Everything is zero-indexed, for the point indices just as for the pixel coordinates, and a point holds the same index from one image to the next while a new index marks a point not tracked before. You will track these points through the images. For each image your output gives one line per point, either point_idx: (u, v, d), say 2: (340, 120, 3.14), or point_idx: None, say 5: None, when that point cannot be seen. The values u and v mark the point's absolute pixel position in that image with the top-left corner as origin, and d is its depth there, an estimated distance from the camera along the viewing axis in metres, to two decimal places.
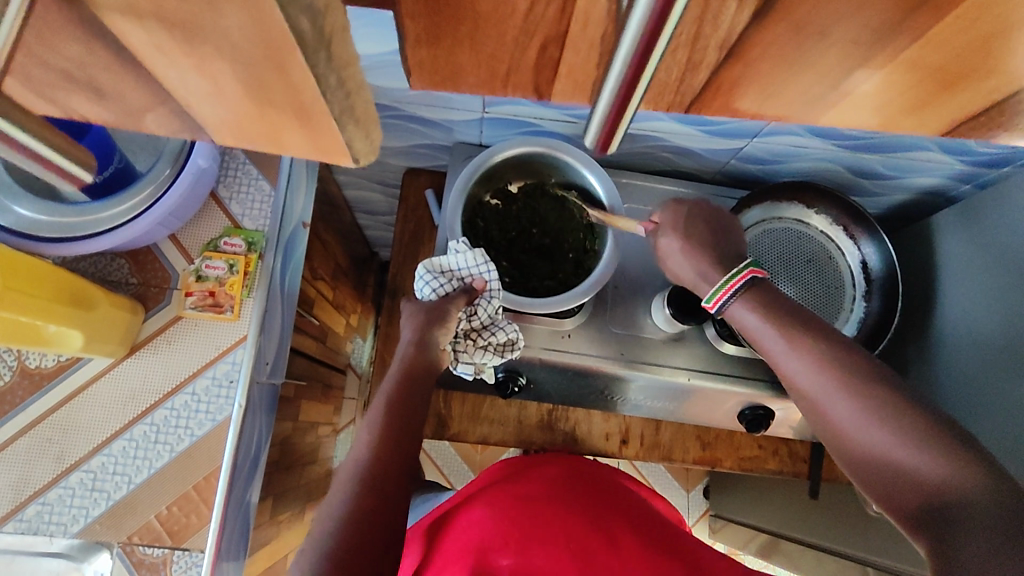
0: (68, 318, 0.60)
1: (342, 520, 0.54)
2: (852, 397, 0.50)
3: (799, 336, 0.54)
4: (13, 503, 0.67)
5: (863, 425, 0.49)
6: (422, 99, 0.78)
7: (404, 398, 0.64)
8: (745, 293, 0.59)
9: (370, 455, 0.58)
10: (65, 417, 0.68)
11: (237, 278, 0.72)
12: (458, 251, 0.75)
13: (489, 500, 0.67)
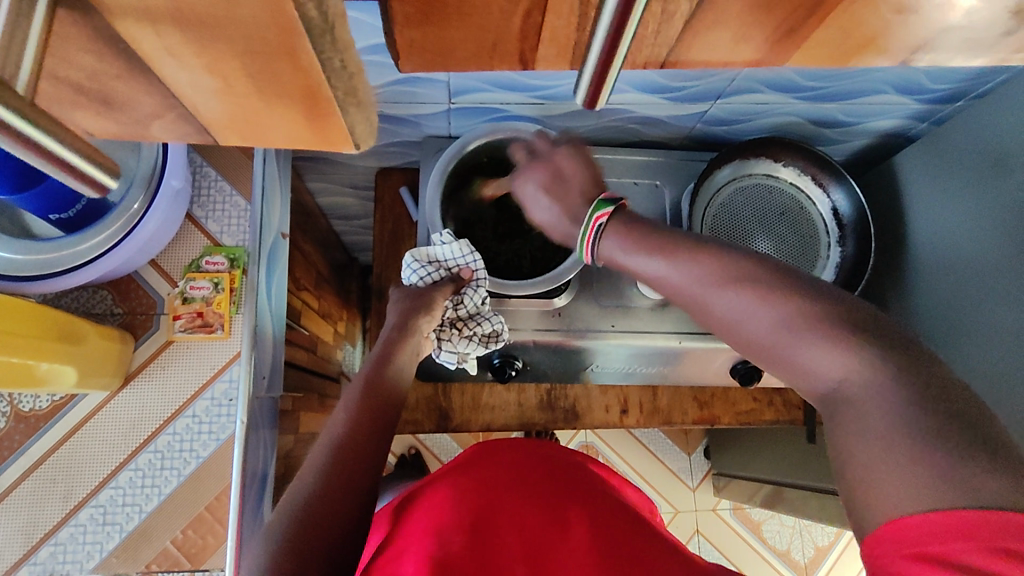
0: (60, 355, 0.60)
1: (315, 484, 0.52)
2: (773, 304, 0.43)
3: (685, 245, 0.49)
4: (25, 547, 0.66)
5: (721, 294, 0.46)
6: (387, 96, 0.79)
7: (387, 384, 0.64)
8: (611, 226, 0.54)
9: (349, 429, 0.57)
10: (69, 454, 0.68)
11: (223, 295, 0.73)
12: (445, 243, 0.76)
13: (451, 487, 0.68)
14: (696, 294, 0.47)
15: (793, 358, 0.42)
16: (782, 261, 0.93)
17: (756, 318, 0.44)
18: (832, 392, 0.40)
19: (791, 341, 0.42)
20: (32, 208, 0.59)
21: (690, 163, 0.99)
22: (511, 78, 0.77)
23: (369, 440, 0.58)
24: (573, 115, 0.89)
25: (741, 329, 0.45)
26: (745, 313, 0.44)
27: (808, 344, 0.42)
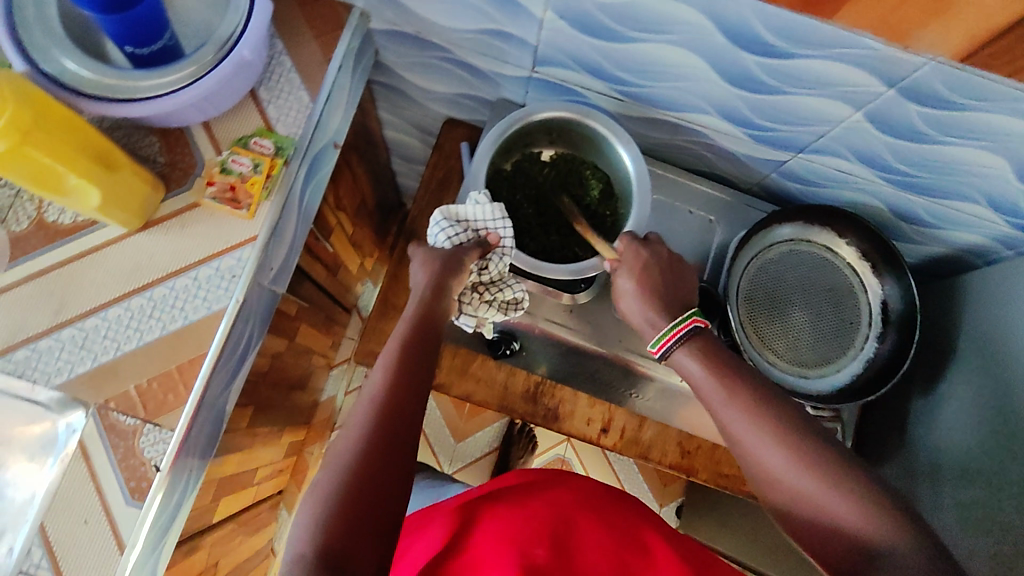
0: (90, 176, 0.62)
1: (353, 457, 0.55)
2: (779, 445, 0.56)
3: (737, 390, 0.60)
4: (4, 344, 0.69)
5: (765, 448, 0.57)
6: (473, 44, 0.81)
7: (418, 337, 0.64)
8: (686, 343, 0.66)
9: (387, 390, 0.59)
10: (70, 272, 0.71)
11: (258, 177, 0.74)
12: (478, 204, 0.75)
13: (523, 503, 0.73)
14: (721, 419, 0.61)
15: (782, 475, 0.55)
16: (812, 337, 0.88)
17: (778, 459, 0.56)
18: (811, 506, 0.54)
19: (796, 478, 0.54)
20: (111, 33, 0.62)
21: (749, 211, 0.96)
22: (598, 63, 0.78)
23: (409, 404, 0.59)
24: (650, 124, 0.88)
25: (767, 471, 0.56)
26: (777, 461, 0.56)
27: (826, 500, 0.53)
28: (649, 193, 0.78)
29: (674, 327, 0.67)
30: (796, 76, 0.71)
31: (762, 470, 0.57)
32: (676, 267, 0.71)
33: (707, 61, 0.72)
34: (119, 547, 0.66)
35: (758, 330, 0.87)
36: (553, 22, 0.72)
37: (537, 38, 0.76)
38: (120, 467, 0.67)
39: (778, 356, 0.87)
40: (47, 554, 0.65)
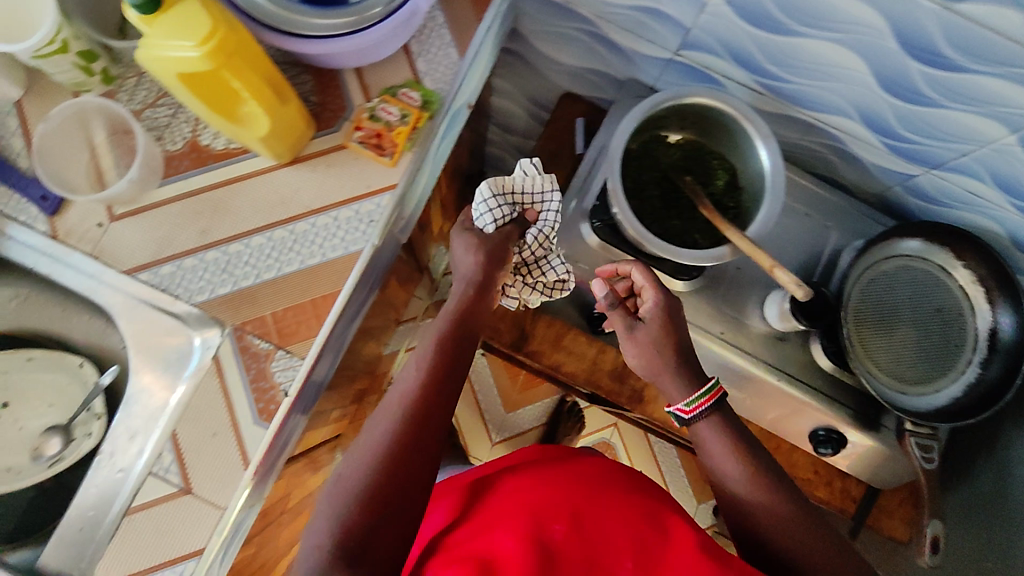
0: (263, 105, 0.63)
1: (382, 453, 0.56)
2: (794, 517, 0.63)
3: (726, 424, 0.69)
4: (152, 257, 0.73)
5: (733, 475, 0.66)
6: (621, 19, 0.80)
7: (456, 339, 0.66)
8: (708, 415, 0.69)
9: (418, 389, 0.60)
10: (218, 196, 0.74)
11: (404, 128, 0.76)
12: (527, 175, 0.76)
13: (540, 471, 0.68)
14: (706, 447, 0.69)
15: (743, 500, 0.65)
16: (916, 354, 0.87)
17: (743, 486, 0.65)
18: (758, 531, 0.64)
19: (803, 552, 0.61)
20: None
21: (866, 221, 0.93)
22: (750, 53, 0.77)
23: (438, 405, 0.60)
24: (783, 120, 0.87)
25: (731, 495, 0.66)
26: (741, 486, 0.65)
27: (773, 529, 0.63)
28: (782, 193, 0.75)
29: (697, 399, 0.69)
30: (959, 91, 0.69)
31: (728, 494, 0.66)
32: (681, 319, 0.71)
33: (870, 64, 0.70)
34: (244, 464, 0.69)
35: (862, 340, 0.87)
36: (718, 7, 0.71)
37: (694, 20, 0.75)
38: (251, 389, 0.70)
39: (878, 369, 0.86)
40: (176, 460, 0.69)
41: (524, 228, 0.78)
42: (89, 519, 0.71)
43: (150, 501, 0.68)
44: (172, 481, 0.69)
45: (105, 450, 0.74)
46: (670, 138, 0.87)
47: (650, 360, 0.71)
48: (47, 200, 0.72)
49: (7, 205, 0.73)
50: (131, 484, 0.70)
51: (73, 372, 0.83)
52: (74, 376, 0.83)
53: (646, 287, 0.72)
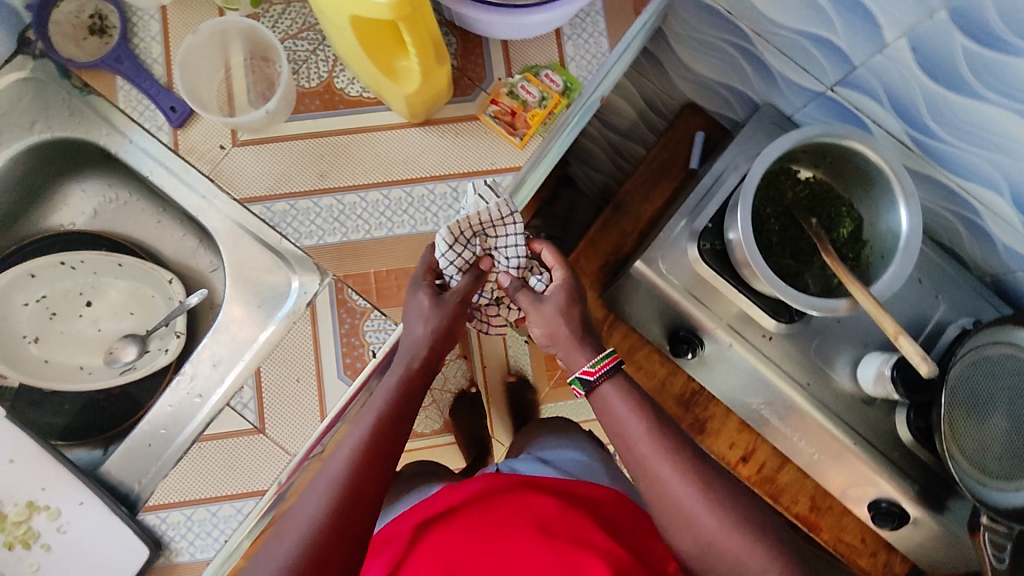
0: (422, 67, 0.62)
1: (302, 540, 0.53)
2: (700, 495, 0.61)
3: (653, 419, 0.64)
4: (267, 191, 0.72)
5: (668, 470, 0.62)
6: (781, 40, 0.76)
7: (393, 417, 0.61)
8: (614, 377, 0.66)
9: (364, 443, 0.58)
10: (343, 142, 0.73)
11: (541, 111, 0.73)
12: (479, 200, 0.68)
13: (461, 531, 0.65)
14: (630, 437, 0.64)
15: (681, 499, 0.61)
16: (1004, 450, 0.80)
17: (679, 483, 0.61)
18: (705, 534, 0.60)
19: (701, 516, 0.60)
20: None
21: (978, 300, 0.88)
22: (914, 104, 0.72)
23: (386, 457, 0.59)
24: (921, 179, 0.83)
25: (665, 490, 0.62)
26: (678, 485, 0.61)
27: (718, 528, 0.59)
28: (915, 259, 0.70)
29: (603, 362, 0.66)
30: None
31: (659, 489, 0.62)
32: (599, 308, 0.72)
33: None
34: (321, 417, 0.68)
35: (953, 424, 0.80)
36: (898, 50, 0.67)
37: (865, 59, 0.71)
38: (341, 342, 0.69)
39: (961, 455, 0.80)
40: (255, 398, 0.69)
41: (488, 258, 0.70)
42: (160, 436, 0.72)
43: (226, 432, 0.68)
44: (248, 418, 0.68)
45: (185, 372, 0.73)
46: (800, 173, 0.80)
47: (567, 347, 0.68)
48: (176, 111, 0.73)
49: (135, 109, 0.74)
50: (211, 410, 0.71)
51: (159, 285, 0.83)
52: (159, 289, 0.83)
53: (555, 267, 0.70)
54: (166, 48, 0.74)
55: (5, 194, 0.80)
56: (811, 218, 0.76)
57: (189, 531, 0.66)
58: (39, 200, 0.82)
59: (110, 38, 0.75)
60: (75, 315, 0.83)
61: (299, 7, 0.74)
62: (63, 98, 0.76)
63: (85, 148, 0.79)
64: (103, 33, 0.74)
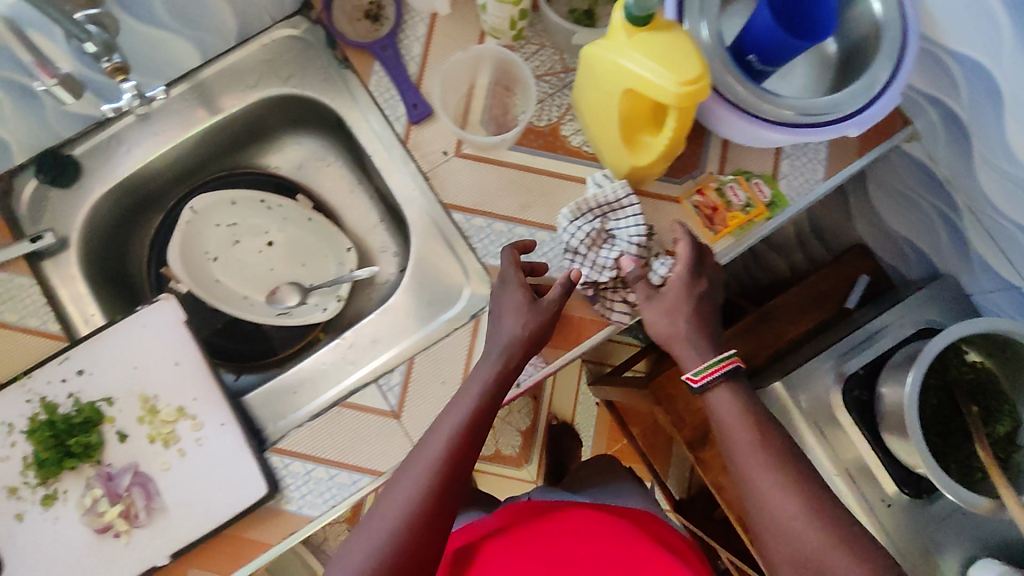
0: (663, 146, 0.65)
1: (390, 535, 0.60)
2: (807, 521, 0.59)
3: (763, 434, 0.64)
4: (472, 205, 0.78)
5: (769, 489, 0.61)
6: (994, 223, 0.78)
7: (474, 424, 0.65)
8: (722, 385, 0.67)
9: (445, 449, 0.64)
10: (553, 184, 0.78)
11: (742, 215, 0.76)
12: (601, 184, 0.72)
13: (510, 539, 0.83)
14: (734, 449, 0.65)
15: (785, 520, 0.60)
16: None
17: (783, 504, 0.60)
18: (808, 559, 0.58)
19: (791, 524, 0.59)
20: (749, 40, 0.67)
21: None
22: None
23: (464, 456, 0.64)
24: None
25: (768, 512, 0.61)
26: (782, 507, 0.60)
27: (823, 558, 0.57)
28: None
29: (713, 367, 0.67)
30: None
31: (765, 513, 0.61)
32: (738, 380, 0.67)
33: None
34: None
35: None
36: None
37: None
38: None
39: None
40: (400, 384, 0.74)
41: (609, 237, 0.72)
42: (305, 388, 0.77)
43: (365, 405, 0.74)
44: (389, 402, 0.74)
45: (347, 338, 0.78)
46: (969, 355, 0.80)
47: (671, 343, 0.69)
48: (418, 109, 0.79)
49: (382, 95, 0.80)
50: (358, 378, 0.76)
51: (333, 247, 0.89)
52: (333, 252, 0.89)
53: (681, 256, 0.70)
54: (426, 51, 0.80)
55: (234, 129, 0.87)
56: (971, 407, 0.76)
57: (303, 484, 0.72)
58: (260, 140, 0.90)
59: (379, 27, 0.81)
60: (253, 249, 0.90)
61: (551, 53, 0.80)
62: (322, 64, 0.82)
63: (319, 111, 0.85)
64: (377, 22, 0.81)
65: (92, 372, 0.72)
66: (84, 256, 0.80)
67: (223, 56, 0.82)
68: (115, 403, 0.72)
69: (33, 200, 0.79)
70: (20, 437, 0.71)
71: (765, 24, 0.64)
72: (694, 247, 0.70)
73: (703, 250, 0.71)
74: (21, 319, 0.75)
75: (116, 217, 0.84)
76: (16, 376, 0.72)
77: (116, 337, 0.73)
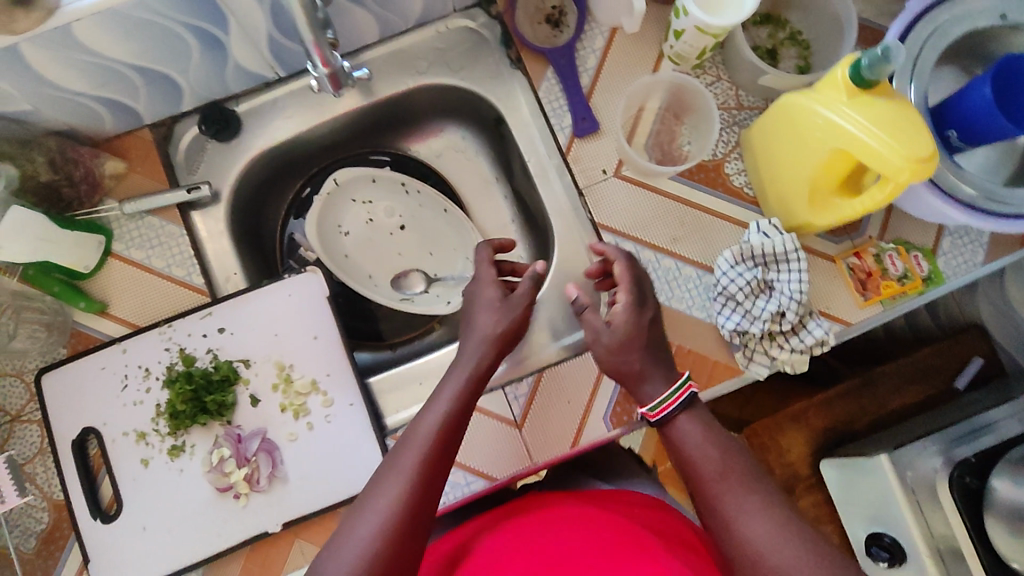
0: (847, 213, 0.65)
1: (371, 539, 0.52)
2: (792, 552, 0.51)
3: (744, 472, 0.57)
4: (622, 228, 0.77)
5: (749, 525, 0.53)
6: None
7: (448, 433, 0.59)
8: (686, 413, 0.61)
9: (428, 445, 0.57)
10: (707, 221, 0.76)
11: (896, 285, 0.74)
12: (766, 233, 0.70)
13: (513, 509, 0.72)
14: (712, 485, 0.56)
15: (763, 546, 0.52)
16: None
17: (768, 537, 0.52)
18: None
19: (775, 551, 0.51)
20: (953, 117, 0.67)
21: None
22: None
23: (439, 455, 0.57)
24: None
25: (750, 549, 0.52)
26: (764, 539, 0.52)
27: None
28: None
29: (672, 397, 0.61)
30: None
31: (737, 547, 0.53)
32: (699, 415, 0.61)
33: None
34: (571, 443, 0.73)
35: None
36: None
37: None
38: (619, 392, 0.74)
39: None
40: (527, 396, 0.75)
41: (766, 288, 0.70)
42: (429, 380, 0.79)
43: (490, 409, 0.74)
44: (513, 411, 0.74)
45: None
46: None
47: (630, 378, 0.64)
48: (584, 123, 0.78)
49: (550, 102, 0.79)
50: (485, 380, 0.77)
51: (466, 242, 0.89)
52: (464, 247, 0.89)
53: (621, 278, 0.68)
54: (601, 65, 0.79)
55: (385, 109, 0.86)
56: None
57: None
58: (409, 123, 0.89)
59: (558, 32, 0.81)
60: (384, 230, 0.90)
61: (727, 86, 0.78)
62: (492, 62, 0.82)
63: (477, 105, 0.85)
64: (556, 28, 0.81)
65: (233, 332, 0.73)
66: (231, 213, 0.80)
67: (397, 37, 0.81)
68: (252, 366, 0.73)
69: (191, 149, 0.79)
70: (156, 384, 0.72)
71: (976, 105, 0.63)
72: (633, 272, 0.68)
73: (640, 278, 0.68)
74: (167, 268, 0.76)
75: (262, 178, 0.84)
76: (159, 323, 0.74)
77: (260, 301, 0.74)
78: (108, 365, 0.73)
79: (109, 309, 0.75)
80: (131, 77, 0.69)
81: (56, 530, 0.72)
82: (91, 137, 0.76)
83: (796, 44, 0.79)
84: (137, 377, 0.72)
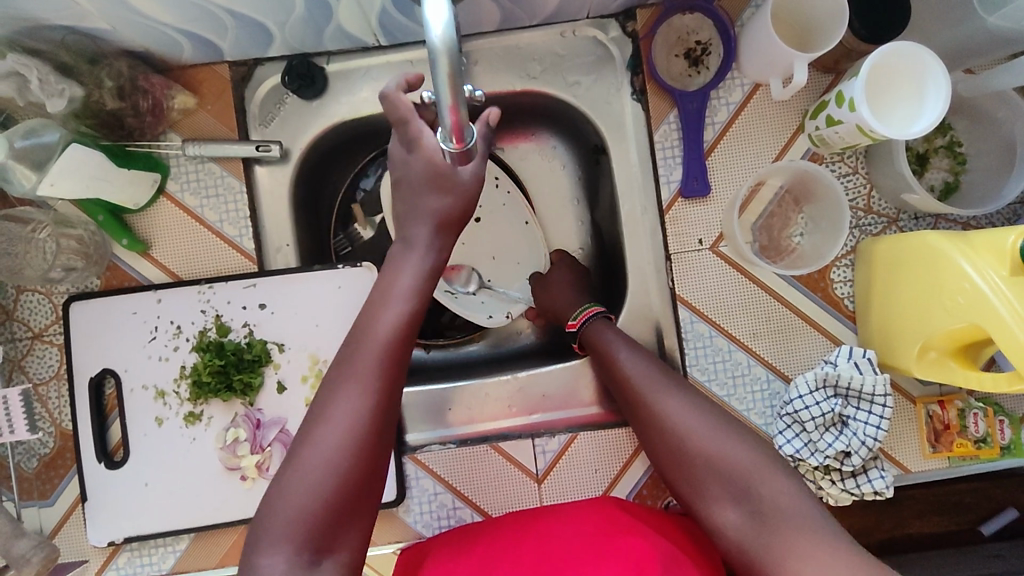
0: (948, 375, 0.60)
1: (338, 436, 0.50)
2: (708, 421, 0.58)
3: (652, 361, 0.64)
4: (701, 306, 0.71)
5: (670, 403, 0.59)
6: None
7: (406, 331, 0.55)
8: (601, 319, 0.69)
9: (388, 321, 0.54)
10: (795, 326, 0.70)
11: (971, 447, 0.69)
12: (857, 366, 0.65)
13: (501, 536, 0.64)
14: (632, 376, 0.63)
15: (689, 425, 0.58)
16: None
17: (687, 415, 0.58)
18: (718, 467, 0.55)
19: (697, 426, 0.58)
20: None
21: None
22: None
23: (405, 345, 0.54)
24: None
25: (673, 424, 0.58)
26: (687, 419, 0.58)
27: (721, 453, 0.56)
28: None
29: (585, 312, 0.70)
30: None
31: (666, 432, 0.59)
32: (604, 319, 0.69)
33: None
34: None
35: None
36: None
37: None
38: (649, 476, 0.71)
39: None
40: (555, 452, 0.72)
41: (839, 421, 0.66)
42: (460, 405, 0.76)
43: (515, 456, 0.72)
44: (537, 463, 0.72)
45: (519, 377, 0.76)
46: None
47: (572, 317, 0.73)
48: (694, 183, 0.70)
49: (663, 149, 0.71)
50: (515, 422, 0.75)
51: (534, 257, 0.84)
52: (527, 262, 0.84)
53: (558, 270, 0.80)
54: (730, 123, 0.70)
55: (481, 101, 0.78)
56: None
57: (427, 503, 0.71)
58: (500, 122, 0.81)
59: (694, 73, 0.72)
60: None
61: (860, 182, 0.70)
62: (612, 85, 0.73)
63: (581, 124, 0.77)
64: (694, 66, 0.72)
65: (273, 311, 0.70)
66: (296, 177, 0.74)
67: (516, 30, 0.73)
68: (286, 352, 0.69)
69: (267, 99, 0.72)
70: (184, 344, 0.69)
71: None
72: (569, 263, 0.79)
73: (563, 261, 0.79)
74: (219, 223, 0.71)
75: (334, 144, 0.77)
76: (200, 281, 0.70)
77: (308, 285, 0.70)
78: (139, 312, 0.69)
79: (151, 251, 0.71)
80: (223, 20, 0.61)
81: (59, 458, 0.71)
82: (164, 63, 0.68)
83: (950, 155, 0.69)
84: (167, 333, 0.69)
